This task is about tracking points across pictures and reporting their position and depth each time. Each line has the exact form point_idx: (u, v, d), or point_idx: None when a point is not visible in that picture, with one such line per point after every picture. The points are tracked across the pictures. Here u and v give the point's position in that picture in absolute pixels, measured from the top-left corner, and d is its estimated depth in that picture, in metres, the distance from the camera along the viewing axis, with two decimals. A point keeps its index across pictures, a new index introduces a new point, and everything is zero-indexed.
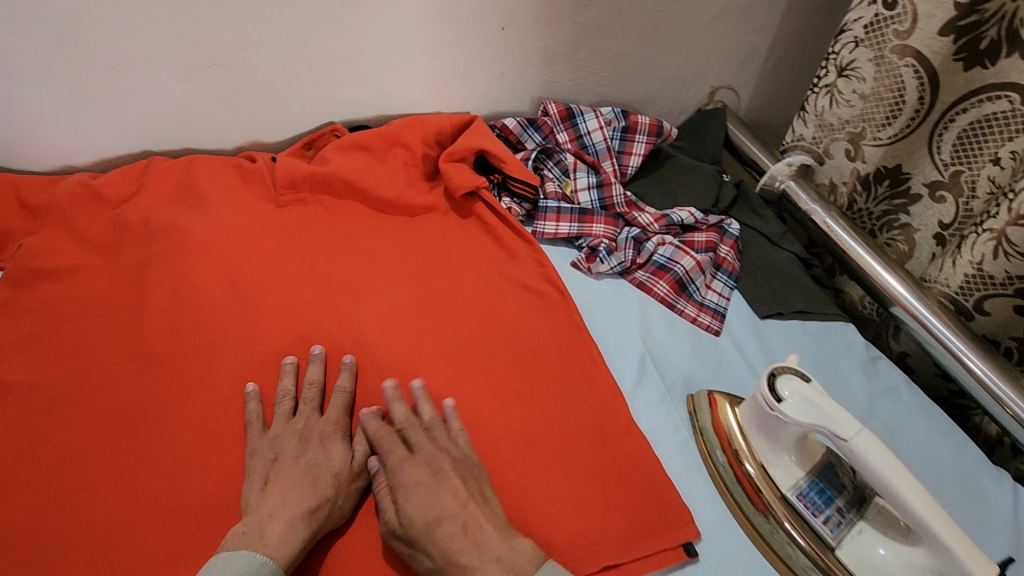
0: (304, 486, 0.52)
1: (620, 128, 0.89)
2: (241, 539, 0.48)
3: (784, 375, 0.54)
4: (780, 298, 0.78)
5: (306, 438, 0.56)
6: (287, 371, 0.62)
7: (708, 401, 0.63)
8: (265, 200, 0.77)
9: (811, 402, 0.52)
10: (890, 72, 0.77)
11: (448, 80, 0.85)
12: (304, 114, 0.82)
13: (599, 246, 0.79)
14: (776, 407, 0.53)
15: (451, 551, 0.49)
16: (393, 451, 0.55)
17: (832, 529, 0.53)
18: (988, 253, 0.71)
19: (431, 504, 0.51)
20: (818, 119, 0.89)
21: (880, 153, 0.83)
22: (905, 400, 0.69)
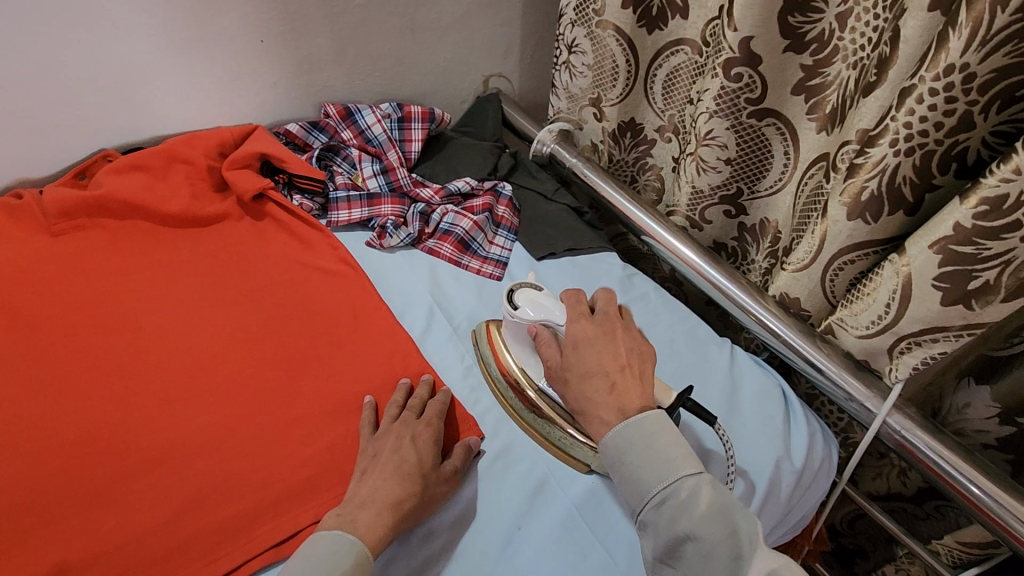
0: (394, 477, 0.57)
1: (397, 119, 0.98)
2: (334, 523, 0.54)
3: (521, 288, 0.70)
4: (552, 241, 0.91)
5: (407, 438, 0.62)
6: (402, 388, 0.68)
7: (480, 331, 0.75)
8: (40, 233, 0.77)
9: (539, 304, 0.67)
10: (601, 43, 0.92)
11: (221, 95, 0.89)
12: (71, 144, 0.83)
13: (387, 222, 0.87)
14: (515, 313, 0.68)
15: (598, 410, 0.58)
16: (586, 334, 0.62)
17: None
18: (694, 173, 0.87)
19: (598, 377, 0.59)
20: (567, 92, 1.02)
21: (617, 111, 0.99)
22: (653, 302, 0.85)
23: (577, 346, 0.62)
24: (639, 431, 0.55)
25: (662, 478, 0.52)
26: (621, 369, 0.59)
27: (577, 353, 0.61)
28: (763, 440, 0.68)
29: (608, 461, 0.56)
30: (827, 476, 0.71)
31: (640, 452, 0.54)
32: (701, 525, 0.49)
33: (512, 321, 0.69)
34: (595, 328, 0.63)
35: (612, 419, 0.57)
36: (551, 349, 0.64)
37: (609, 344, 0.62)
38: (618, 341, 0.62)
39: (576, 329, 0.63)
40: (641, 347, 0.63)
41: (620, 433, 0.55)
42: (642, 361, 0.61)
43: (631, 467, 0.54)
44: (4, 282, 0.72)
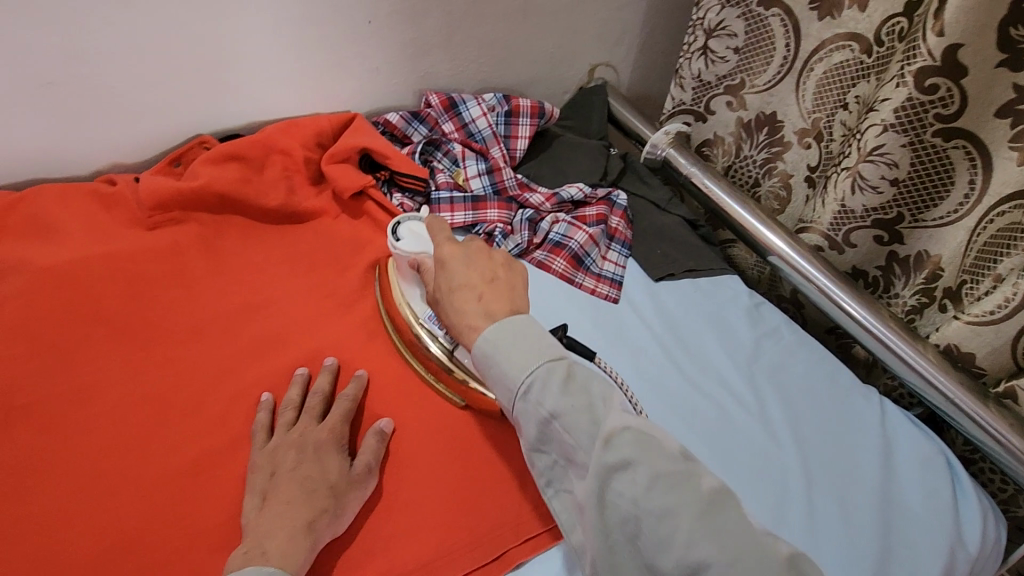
0: (304, 496, 0.51)
1: (504, 113, 0.89)
2: (242, 559, 0.47)
3: (406, 222, 0.69)
4: (670, 260, 0.83)
5: (302, 448, 0.55)
6: (296, 382, 0.62)
7: (381, 272, 0.72)
8: (133, 224, 0.71)
9: (418, 236, 0.67)
10: (760, 24, 0.83)
11: (322, 79, 0.82)
12: (166, 127, 0.76)
13: (495, 230, 0.80)
14: (395, 245, 0.66)
15: (468, 320, 0.55)
16: (454, 254, 0.60)
17: (451, 335, 0.64)
18: (847, 190, 0.77)
19: (464, 291, 0.57)
20: (696, 79, 0.94)
21: (757, 100, 0.88)
22: (786, 338, 0.76)
23: (445, 264, 0.59)
24: (504, 331, 0.52)
25: (522, 371, 0.50)
26: (486, 282, 0.57)
27: (445, 269, 0.59)
28: (934, 522, 0.60)
29: (478, 367, 0.53)
30: (994, 563, 0.63)
31: (507, 353, 0.51)
32: (567, 406, 0.47)
33: (395, 254, 0.67)
34: (457, 248, 0.61)
35: (479, 326, 0.54)
36: (427, 265, 0.63)
37: (477, 262, 0.60)
38: (482, 255, 0.60)
39: (445, 251, 0.60)
40: (507, 259, 0.61)
41: (488, 335, 0.52)
42: (512, 274, 0.59)
43: (500, 368, 0.51)
44: (96, 279, 0.65)
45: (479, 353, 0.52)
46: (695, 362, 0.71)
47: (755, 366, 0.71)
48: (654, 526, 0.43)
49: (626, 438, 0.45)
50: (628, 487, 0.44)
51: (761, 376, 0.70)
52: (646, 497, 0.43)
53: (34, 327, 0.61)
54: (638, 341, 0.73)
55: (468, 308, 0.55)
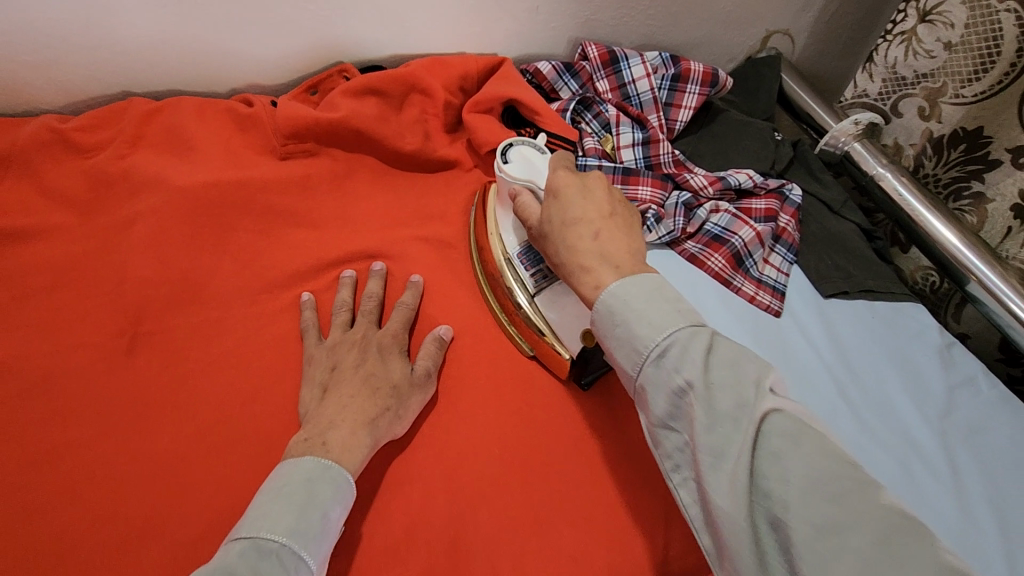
0: (365, 391, 0.49)
1: (671, 76, 0.77)
2: (303, 447, 0.45)
3: (518, 145, 0.61)
4: (844, 275, 0.70)
5: (365, 348, 0.53)
6: (345, 284, 0.59)
7: (481, 195, 0.67)
8: (266, 152, 0.66)
9: (529, 168, 0.59)
10: (986, 16, 0.66)
11: (475, 14, 0.73)
12: (309, 50, 0.70)
13: (647, 212, 0.69)
14: (502, 166, 0.58)
15: (583, 261, 0.48)
16: (569, 187, 0.52)
17: (537, 279, 0.58)
18: None
19: (580, 226, 0.50)
20: (889, 71, 0.79)
21: (960, 113, 0.72)
22: (984, 394, 0.62)
23: (557, 195, 0.52)
24: (638, 285, 0.44)
25: (657, 331, 0.42)
26: (606, 218, 0.50)
27: (558, 197, 0.52)
28: None
29: (597, 326, 0.46)
30: None
31: (637, 298, 0.43)
32: (713, 379, 0.38)
33: (498, 177, 0.59)
34: (574, 180, 0.53)
35: (604, 280, 0.46)
36: (528, 202, 0.56)
37: (594, 193, 0.52)
38: (601, 187, 0.52)
39: (559, 179, 0.53)
40: (624, 199, 0.54)
41: (615, 290, 0.44)
42: (629, 214, 0.52)
43: (624, 322, 0.43)
44: (226, 206, 0.61)
45: (603, 308, 0.44)
46: (874, 409, 0.60)
47: (948, 425, 0.59)
48: (813, 536, 0.32)
49: (779, 428, 0.36)
50: (776, 472, 0.35)
51: (955, 435, 0.59)
52: (800, 503, 0.33)
53: (162, 249, 0.57)
54: (805, 367, 0.62)
55: (580, 245, 0.49)
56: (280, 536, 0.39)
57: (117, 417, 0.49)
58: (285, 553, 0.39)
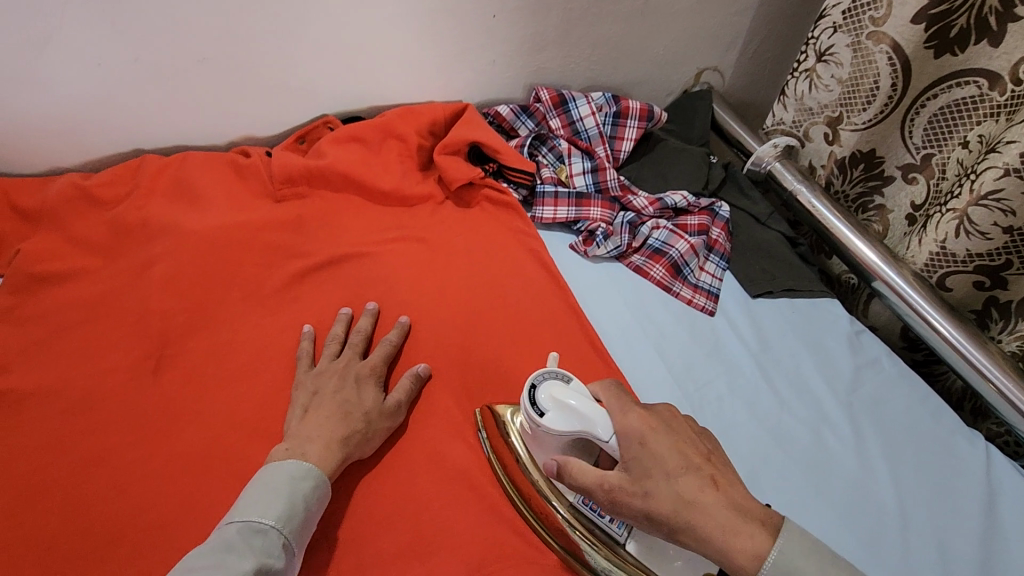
0: (338, 416, 0.55)
1: (612, 113, 0.90)
2: (284, 454, 0.52)
3: (543, 384, 0.52)
4: (770, 277, 0.82)
5: (344, 377, 0.59)
6: (340, 320, 0.66)
7: (484, 414, 0.61)
8: (263, 196, 0.76)
9: (570, 410, 0.49)
10: (867, 57, 0.80)
11: (441, 69, 0.84)
12: (298, 107, 0.81)
13: (597, 230, 0.81)
14: (541, 422, 0.50)
15: (708, 524, 0.45)
16: (668, 438, 0.48)
17: (618, 524, 0.53)
18: (951, 232, 0.74)
19: (687, 475, 0.47)
20: (798, 103, 0.93)
21: (856, 137, 0.86)
22: (886, 370, 0.74)
23: (644, 444, 0.47)
24: (723, 486, 0.47)
25: (740, 539, 0.45)
26: (707, 462, 0.48)
27: (646, 445, 0.47)
28: None
29: (683, 538, 0.46)
30: None
31: (773, 555, 0.44)
32: (787, 559, 0.44)
33: (537, 431, 0.51)
34: (653, 420, 0.49)
35: (728, 539, 0.45)
36: (589, 474, 0.48)
37: (678, 433, 0.49)
38: (683, 428, 0.50)
39: (639, 424, 0.48)
40: (694, 424, 0.52)
41: (751, 548, 0.44)
42: (707, 443, 0.51)
43: (758, 570, 0.44)
44: (231, 245, 0.70)
45: (744, 571, 0.44)
46: (793, 387, 0.71)
47: (854, 398, 0.71)
48: None
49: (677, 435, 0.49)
50: None
51: (860, 408, 0.70)
52: None
53: (181, 284, 0.66)
54: (735, 357, 0.73)
55: (695, 497, 0.46)
56: (269, 519, 0.47)
57: (142, 427, 0.56)
58: (273, 534, 0.46)
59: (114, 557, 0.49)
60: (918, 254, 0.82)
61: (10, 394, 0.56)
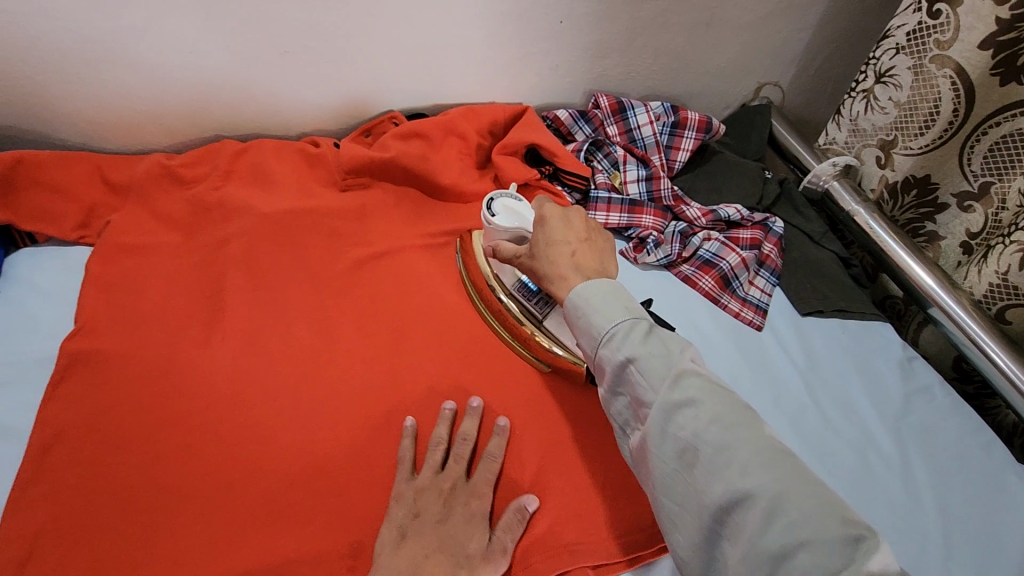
0: (437, 564, 0.51)
1: (671, 123, 0.90)
2: None
3: (499, 197, 0.70)
4: (820, 296, 0.81)
5: (447, 503, 0.55)
6: (445, 419, 0.60)
7: (464, 240, 0.76)
8: (330, 185, 0.80)
9: (517, 219, 0.68)
10: (928, 82, 0.78)
11: (504, 72, 0.87)
12: (367, 101, 0.84)
13: (648, 237, 0.82)
14: (491, 219, 0.67)
15: (561, 273, 0.58)
16: (574, 256, 0.60)
17: (540, 307, 0.68)
18: (1015, 263, 0.73)
19: (562, 244, 0.61)
20: (853, 123, 0.91)
21: (910, 162, 0.85)
22: (938, 400, 0.72)
23: (544, 223, 0.62)
24: (596, 287, 0.55)
25: (606, 320, 0.53)
26: (584, 240, 0.61)
27: (542, 225, 0.62)
28: None
29: (568, 318, 0.56)
30: None
31: (592, 300, 0.54)
32: (645, 351, 0.50)
33: (488, 229, 0.68)
34: (557, 211, 0.63)
35: (572, 281, 0.57)
36: (511, 247, 0.66)
37: (572, 223, 0.63)
38: (578, 218, 0.63)
39: (548, 211, 0.63)
40: (598, 227, 0.65)
41: (579, 290, 0.55)
42: (597, 237, 0.63)
43: (586, 316, 0.54)
44: (299, 229, 0.74)
45: (570, 306, 0.55)
46: (840, 408, 0.70)
47: (903, 423, 0.70)
48: (713, 454, 0.44)
49: (691, 384, 0.47)
50: (688, 423, 0.46)
51: (909, 436, 0.69)
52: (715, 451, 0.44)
53: (252, 264, 0.70)
54: (781, 373, 0.73)
55: (560, 262, 0.59)
56: None
57: (212, 394, 0.60)
58: None
59: (185, 514, 0.53)
60: (974, 284, 0.80)
61: (95, 354, 0.60)
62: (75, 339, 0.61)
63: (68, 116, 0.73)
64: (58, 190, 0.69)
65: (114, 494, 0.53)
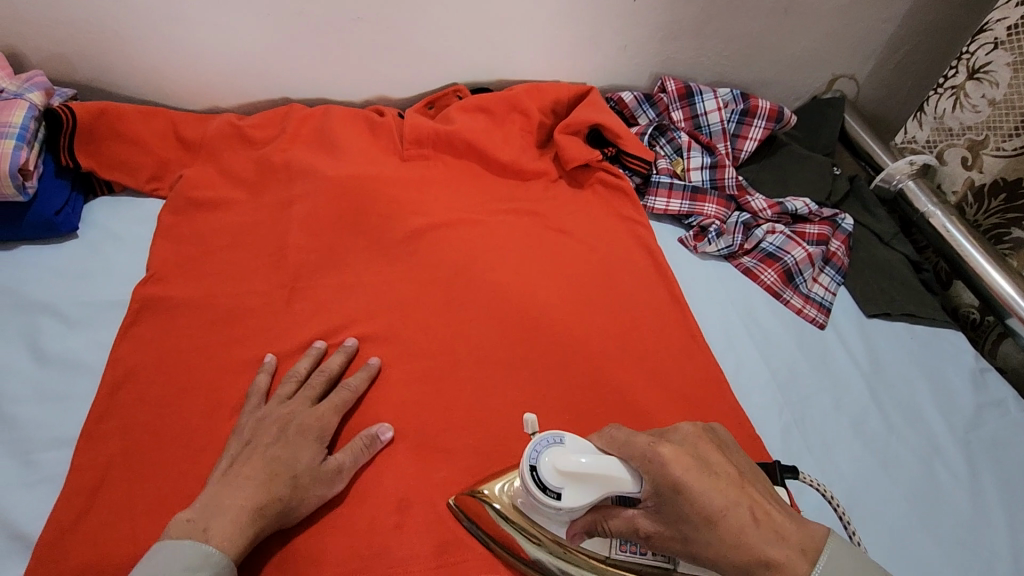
0: (262, 479, 0.48)
1: (739, 111, 0.88)
2: (186, 527, 0.45)
3: (541, 456, 0.45)
4: (888, 298, 0.78)
5: (286, 426, 0.53)
6: (310, 355, 0.60)
7: (462, 501, 0.53)
8: (391, 154, 0.80)
9: (579, 471, 0.44)
10: None
11: (572, 50, 0.85)
12: (432, 73, 0.84)
13: (710, 226, 0.80)
14: (559, 501, 0.44)
15: (758, 546, 0.40)
16: (685, 466, 0.42)
17: (664, 553, 0.47)
18: None
19: (731, 513, 0.41)
20: (937, 121, 0.86)
21: (1001, 164, 0.80)
22: (1012, 415, 0.69)
23: (683, 477, 0.41)
24: (837, 562, 0.40)
25: None
26: (741, 483, 0.42)
27: (684, 488, 0.41)
28: None
29: None
30: None
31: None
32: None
33: (552, 509, 0.45)
34: (677, 449, 0.43)
35: (795, 565, 0.39)
36: (624, 522, 0.46)
37: (709, 459, 0.43)
38: (705, 445, 0.44)
39: (669, 453, 0.42)
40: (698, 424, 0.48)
41: (831, 574, 0.39)
42: (721, 443, 0.47)
43: None
44: (360, 195, 0.74)
45: None
46: (904, 414, 0.67)
47: (972, 436, 0.66)
48: None
49: (708, 442, 0.45)
50: None
51: (978, 449, 0.65)
52: None
53: (315, 226, 0.71)
54: (843, 374, 0.70)
55: (747, 523, 0.40)
56: None
57: (273, 349, 0.61)
58: None
59: None
60: None
61: (165, 302, 0.62)
62: (147, 286, 0.63)
63: (148, 72, 0.75)
64: (133, 142, 0.71)
65: (179, 435, 0.54)
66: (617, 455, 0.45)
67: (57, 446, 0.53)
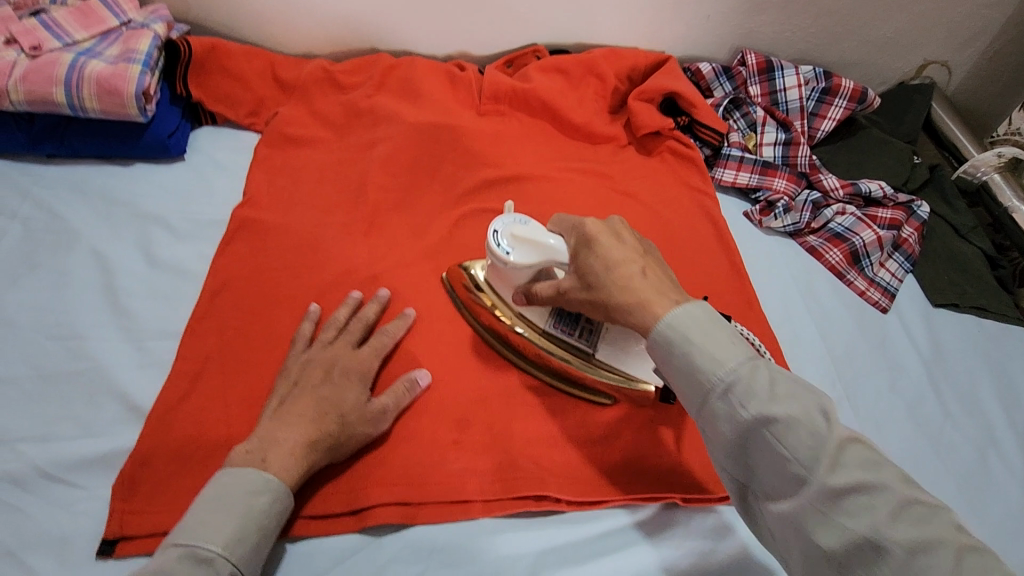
0: (312, 416, 0.51)
1: (820, 89, 0.86)
2: (245, 459, 0.48)
3: (502, 226, 0.56)
4: (958, 290, 0.76)
5: (331, 370, 0.55)
6: (347, 303, 0.61)
7: (452, 274, 0.65)
8: (468, 107, 0.83)
9: (529, 239, 0.54)
10: None
11: (654, 17, 0.85)
12: (514, 32, 0.86)
13: (777, 202, 0.80)
14: (508, 259, 0.54)
15: (645, 294, 0.46)
16: (602, 232, 0.51)
17: (588, 339, 0.58)
18: None
19: (626, 267, 0.48)
20: None
21: None
22: None
23: (588, 241, 0.51)
24: (693, 314, 0.43)
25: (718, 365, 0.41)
26: (646, 256, 0.50)
27: (596, 249, 0.50)
28: None
29: (660, 359, 0.45)
30: None
31: (697, 336, 0.42)
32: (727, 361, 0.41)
33: (506, 267, 0.55)
34: (602, 225, 0.52)
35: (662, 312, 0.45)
36: (547, 285, 0.54)
37: (624, 236, 0.52)
38: (624, 230, 0.53)
39: (592, 226, 0.52)
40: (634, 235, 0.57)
41: (673, 318, 0.44)
42: (649, 251, 0.53)
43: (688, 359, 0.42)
44: (438, 143, 0.78)
45: (663, 340, 0.44)
46: (963, 404, 0.67)
47: None
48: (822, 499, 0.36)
49: (786, 386, 0.40)
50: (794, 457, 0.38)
51: None
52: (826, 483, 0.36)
53: (395, 169, 0.75)
54: (901, 358, 0.70)
55: (632, 283, 0.47)
56: (217, 546, 0.43)
57: (351, 275, 0.66)
58: (219, 562, 0.43)
59: None
60: None
61: (258, 224, 0.68)
62: (243, 209, 0.69)
63: (253, 14, 0.80)
64: (236, 78, 0.77)
65: (267, 340, 0.60)
66: (560, 236, 0.54)
67: (165, 338, 0.59)
